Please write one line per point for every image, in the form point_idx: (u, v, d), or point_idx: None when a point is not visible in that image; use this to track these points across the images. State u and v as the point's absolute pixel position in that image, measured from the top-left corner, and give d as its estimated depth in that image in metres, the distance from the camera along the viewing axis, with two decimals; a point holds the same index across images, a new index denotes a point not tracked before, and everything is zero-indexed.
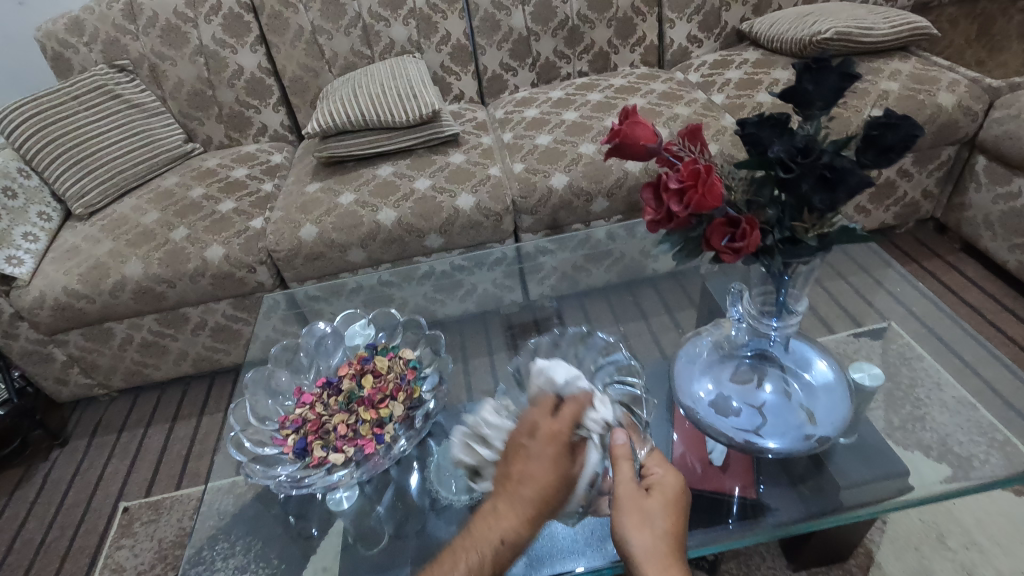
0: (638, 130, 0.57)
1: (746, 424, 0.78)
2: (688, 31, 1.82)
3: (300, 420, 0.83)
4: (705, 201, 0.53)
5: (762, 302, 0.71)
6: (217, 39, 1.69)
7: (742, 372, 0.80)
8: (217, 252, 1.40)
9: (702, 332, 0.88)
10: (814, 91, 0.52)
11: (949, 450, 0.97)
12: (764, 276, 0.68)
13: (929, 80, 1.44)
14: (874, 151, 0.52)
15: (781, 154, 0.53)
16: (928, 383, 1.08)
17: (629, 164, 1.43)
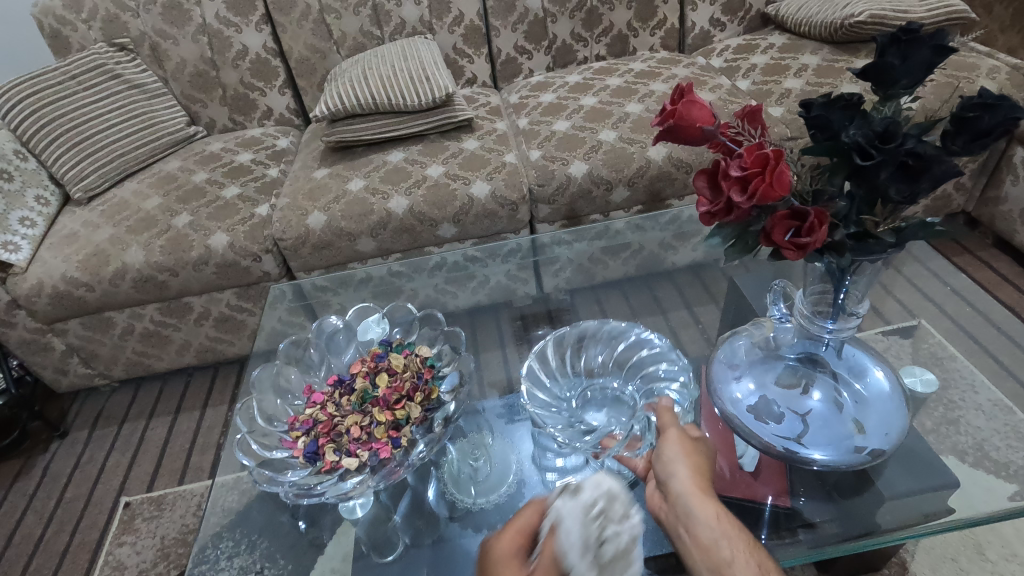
0: (695, 111, 0.52)
1: (788, 432, 0.73)
2: (711, 14, 1.75)
3: (310, 421, 0.78)
4: (773, 189, 0.47)
5: (816, 303, 0.66)
6: (221, 18, 1.63)
7: (787, 377, 0.74)
8: (221, 240, 1.34)
9: (740, 332, 0.83)
10: (900, 66, 0.47)
11: (985, 456, 0.90)
12: (822, 274, 0.63)
13: (968, 67, 1.37)
14: (966, 136, 0.46)
15: (858, 138, 0.47)
16: (960, 383, 1.04)
17: (651, 151, 1.36)
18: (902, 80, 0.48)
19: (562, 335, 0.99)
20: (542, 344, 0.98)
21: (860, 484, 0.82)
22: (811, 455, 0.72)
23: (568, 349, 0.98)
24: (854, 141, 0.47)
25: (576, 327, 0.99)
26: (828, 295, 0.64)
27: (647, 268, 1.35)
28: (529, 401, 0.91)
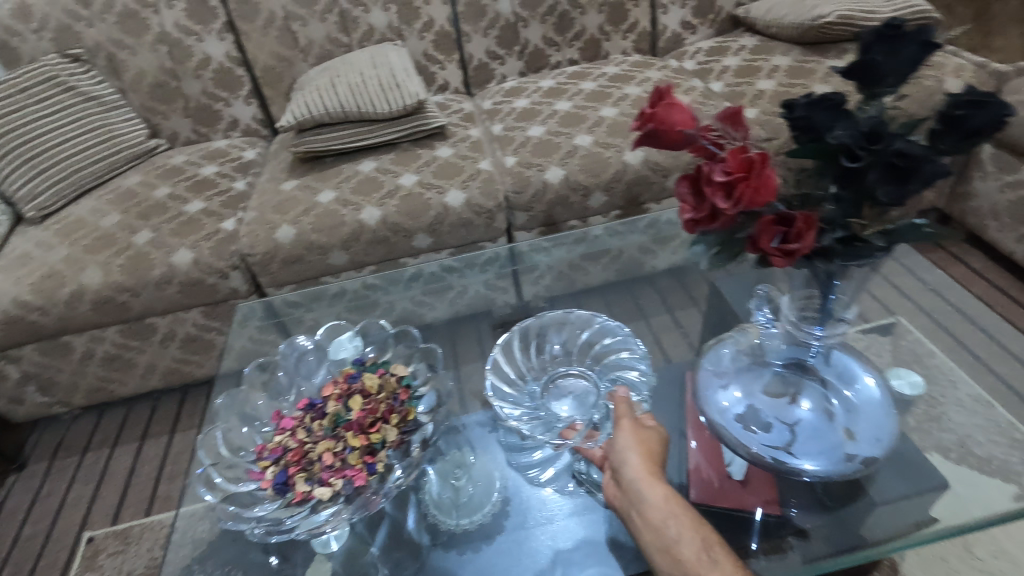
0: (677, 113, 0.50)
1: (776, 440, 0.71)
2: (682, 17, 1.75)
3: (279, 449, 0.73)
4: (762, 194, 0.45)
5: (802, 308, 0.65)
6: (181, 27, 1.57)
7: (775, 385, 0.72)
8: (185, 257, 1.28)
9: (728, 338, 0.81)
10: (886, 64, 0.45)
11: (969, 452, 0.89)
12: (808, 279, 0.60)
13: (934, 66, 1.40)
14: (956, 135, 0.44)
15: (845, 138, 0.45)
16: (941, 379, 1.02)
17: (628, 155, 1.34)
18: (888, 78, 0.46)
19: (524, 328, 0.95)
20: (507, 334, 0.94)
21: (851, 489, 0.80)
22: (801, 465, 0.70)
23: (532, 344, 0.93)
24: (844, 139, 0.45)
25: (540, 318, 0.95)
26: (814, 300, 0.62)
27: (627, 273, 1.33)
28: (493, 394, 0.86)
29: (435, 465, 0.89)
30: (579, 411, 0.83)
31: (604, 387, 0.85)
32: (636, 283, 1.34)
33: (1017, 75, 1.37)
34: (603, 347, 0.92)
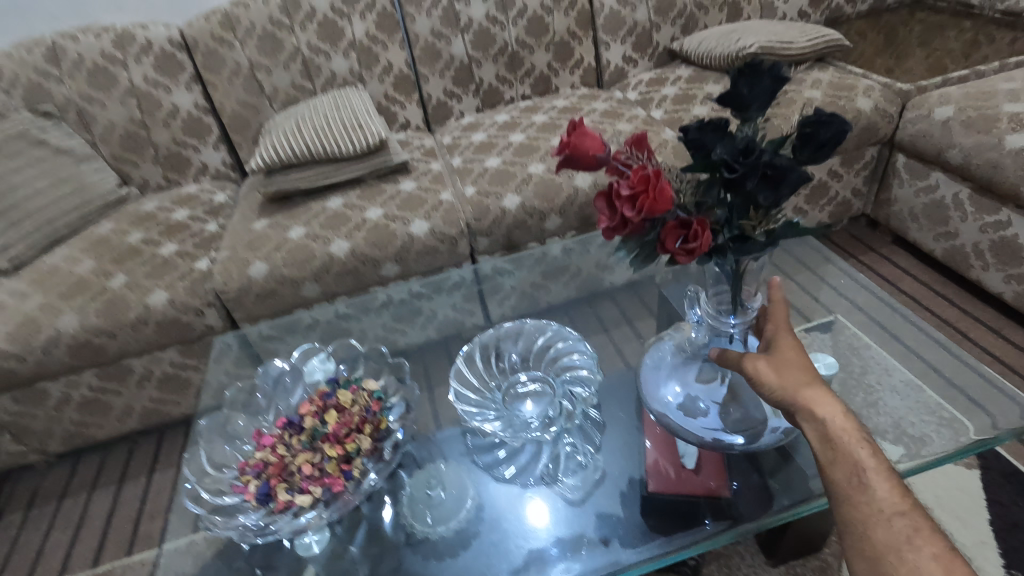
0: (589, 140, 0.59)
1: (714, 422, 0.81)
2: (623, 52, 1.90)
3: (260, 464, 0.78)
4: (659, 203, 0.54)
5: (718, 302, 0.76)
6: (150, 80, 1.66)
7: (705, 372, 0.82)
8: (160, 298, 1.33)
9: (665, 338, 0.90)
10: (749, 94, 0.56)
11: (903, 432, 1.01)
12: (718, 275, 0.73)
13: (847, 87, 1.56)
14: (810, 147, 0.55)
15: (723, 156, 0.55)
16: (876, 368, 1.15)
17: (578, 180, 1.45)
18: (753, 105, 0.56)
19: (484, 340, 1.04)
20: (468, 347, 1.03)
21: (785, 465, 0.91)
22: (736, 439, 0.81)
23: (492, 355, 1.03)
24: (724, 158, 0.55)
25: (497, 330, 1.05)
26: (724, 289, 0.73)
27: (586, 290, 1.42)
28: (457, 400, 0.96)
29: (408, 482, 0.93)
30: (538, 411, 0.94)
31: (559, 392, 0.96)
32: (597, 296, 1.40)
33: (919, 92, 1.54)
34: (556, 351, 1.02)
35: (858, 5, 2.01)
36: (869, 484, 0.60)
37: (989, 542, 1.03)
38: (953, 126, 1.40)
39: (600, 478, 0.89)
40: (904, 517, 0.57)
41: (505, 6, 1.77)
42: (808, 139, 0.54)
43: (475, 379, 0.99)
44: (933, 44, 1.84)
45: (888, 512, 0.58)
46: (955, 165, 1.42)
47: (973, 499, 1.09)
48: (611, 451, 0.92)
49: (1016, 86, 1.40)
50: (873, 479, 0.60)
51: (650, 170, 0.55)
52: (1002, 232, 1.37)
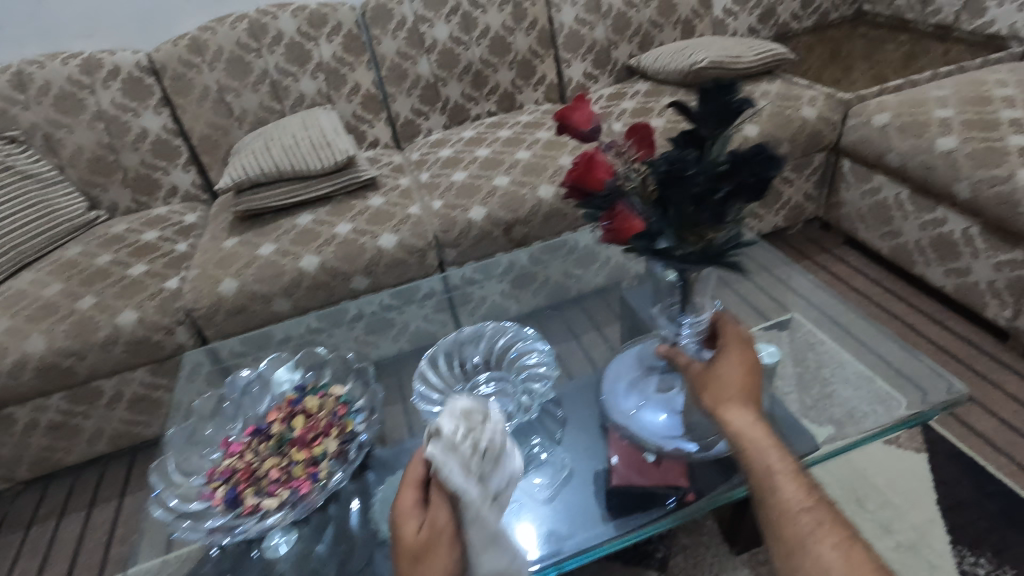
0: (576, 114, 0.74)
1: (671, 430, 0.90)
2: (584, 69, 1.97)
3: (228, 470, 0.80)
4: (584, 186, 0.67)
5: (670, 316, 0.85)
6: (118, 104, 1.67)
7: (664, 383, 0.92)
8: (130, 317, 1.34)
9: (631, 350, 1.02)
10: (709, 116, 0.60)
11: (853, 419, 1.06)
12: (671, 287, 0.81)
13: (793, 97, 1.65)
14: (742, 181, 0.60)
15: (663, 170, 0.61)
16: (831, 361, 1.21)
17: (541, 191, 1.51)
18: (710, 127, 0.61)
19: (447, 346, 1.07)
20: (433, 352, 1.06)
21: None
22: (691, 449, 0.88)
23: (453, 360, 1.06)
24: (661, 170, 0.62)
25: (456, 335, 1.08)
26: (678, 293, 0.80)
27: (552, 298, 1.42)
28: (421, 402, 0.98)
29: (383, 487, 0.90)
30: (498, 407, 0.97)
31: (518, 388, 0.99)
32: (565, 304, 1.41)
33: (858, 101, 1.64)
34: (514, 352, 1.05)
35: (804, 21, 2.15)
36: (778, 487, 0.66)
37: (937, 520, 1.08)
38: (890, 131, 1.50)
39: (568, 474, 0.92)
40: (810, 513, 0.64)
41: (468, 27, 1.83)
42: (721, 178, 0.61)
43: (438, 380, 1.02)
44: (874, 56, 1.96)
45: (795, 509, 0.64)
46: (894, 168, 1.51)
47: (922, 481, 1.15)
48: (573, 447, 0.96)
49: (944, 93, 1.51)
50: (781, 481, 0.65)
51: (595, 156, 0.66)
52: (940, 229, 1.45)
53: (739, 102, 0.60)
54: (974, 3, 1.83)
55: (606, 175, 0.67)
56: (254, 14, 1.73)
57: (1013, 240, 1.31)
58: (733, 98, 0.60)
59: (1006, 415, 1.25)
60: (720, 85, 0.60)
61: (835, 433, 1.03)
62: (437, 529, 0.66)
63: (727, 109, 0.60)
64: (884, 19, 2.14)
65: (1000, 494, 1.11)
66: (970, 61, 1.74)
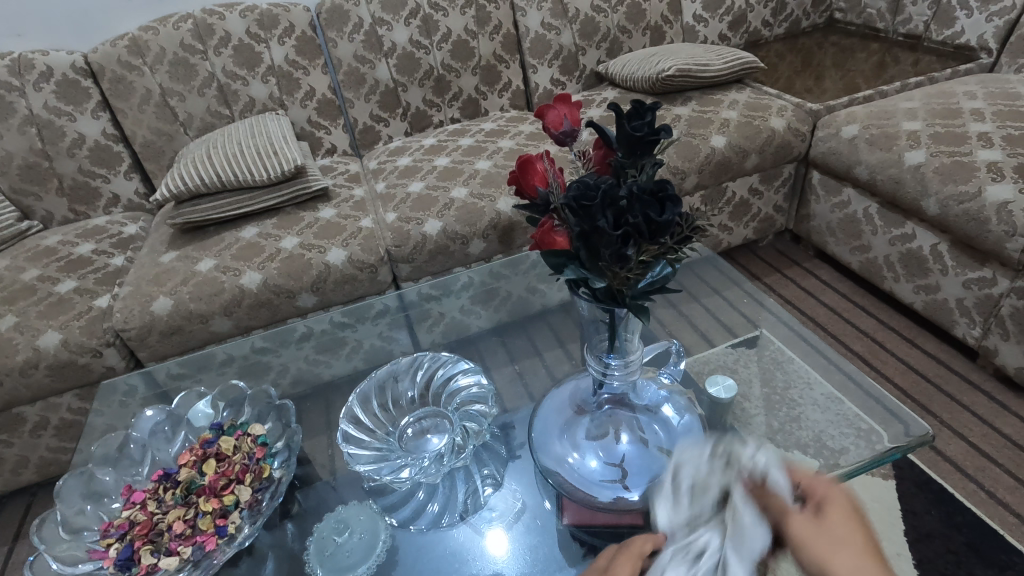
0: (550, 114, 0.63)
1: (608, 476, 0.77)
2: (551, 75, 1.89)
3: (126, 524, 0.72)
4: (521, 192, 0.63)
5: (597, 346, 0.75)
6: (51, 108, 1.57)
7: (598, 427, 0.80)
8: (52, 339, 1.24)
9: (556, 390, 0.89)
10: (622, 137, 0.54)
11: (824, 446, 0.97)
12: (598, 323, 0.72)
13: (762, 107, 1.61)
14: (651, 209, 0.51)
15: (568, 191, 0.53)
16: (799, 382, 1.11)
17: (500, 204, 1.44)
18: (622, 149, 0.55)
19: (380, 377, 0.97)
20: (362, 386, 0.96)
21: None
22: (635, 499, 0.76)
23: (385, 394, 0.96)
24: (567, 197, 0.54)
25: (391, 364, 0.98)
26: (604, 327, 0.71)
27: (516, 314, 1.31)
28: (345, 441, 0.88)
29: (312, 534, 0.81)
30: (430, 451, 0.87)
31: (456, 425, 0.90)
32: (528, 320, 1.30)
33: (827, 112, 1.61)
34: (452, 389, 0.96)
35: (775, 28, 2.11)
36: None
37: (904, 553, 1.03)
38: (858, 144, 1.46)
39: (519, 509, 0.82)
40: None
41: (428, 30, 1.75)
42: (622, 215, 0.52)
43: (365, 418, 0.92)
44: (845, 65, 1.92)
45: None
46: (863, 181, 1.47)
47: (889, 510, 1.10)
48: (525, 476, 0.86)
49: (913, 105, 1.48)
50: None
51: (532, 163, 0.61)
52: (909, 245, 1.42)
53: (655, 127, 0.54)
54: (943, 13, 1.80)
55: (543, 184, 0.61)
56: (199, 14, 1.63)
57: (981, 258, 1.27)
58: (641, 125, 0.53)
59: (976, 438, 1.21)
60: (631, 111, 0.54)
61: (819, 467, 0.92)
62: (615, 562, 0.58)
63: (634, 139, 0.54)
64: (855, 28, 2.11)
65: (968, 525, 1.07)
66: (940, 71, 1.71)
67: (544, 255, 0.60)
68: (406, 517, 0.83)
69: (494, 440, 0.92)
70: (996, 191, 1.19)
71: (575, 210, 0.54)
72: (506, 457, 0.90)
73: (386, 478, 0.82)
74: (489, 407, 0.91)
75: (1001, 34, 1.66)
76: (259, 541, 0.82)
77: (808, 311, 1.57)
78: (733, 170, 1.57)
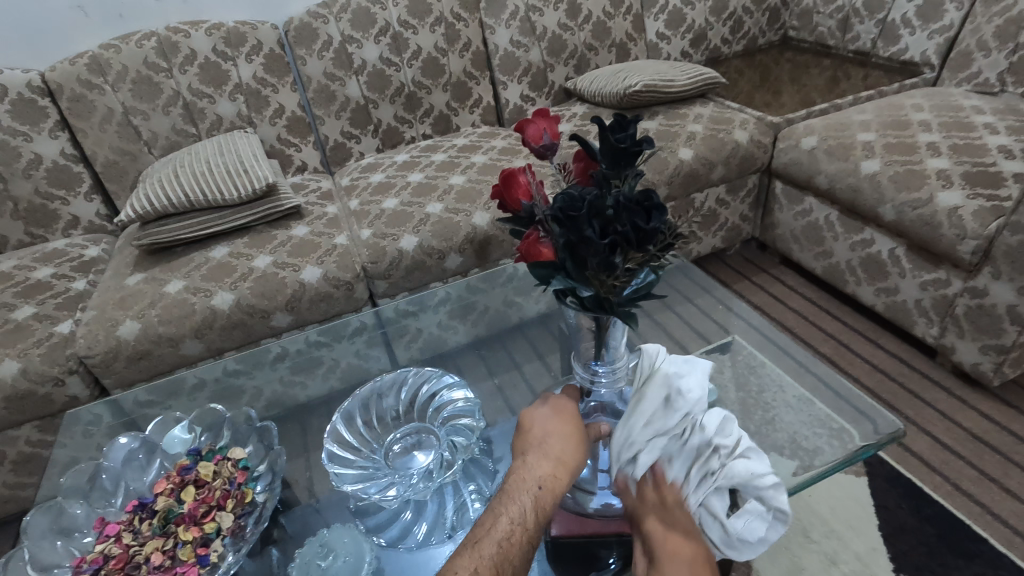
0: (530, 128, 0.65)
1: (595, 482, 0.78)
2: (520, 91, 1.92)
3: (100, 559, 0.68)
4: (505, 205, 0.63)
5: (584, 355, 0.77)
6: (6, 128, 1.51)
7: None
8: (10, 368, 1.18)
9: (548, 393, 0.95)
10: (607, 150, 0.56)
11: (799, 446, 0.99)
12: (587, 333, 0.73)
13: (726, 121, 1.67)
14: (640, 217, 0.53)
15: (557, 200, 0.54)
16: (772, 386, 1.14)
17: (475, 218, 1.44)
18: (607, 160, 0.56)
19: (365, 396, 0.96)
20: (347, 404, 0.94)
21: None
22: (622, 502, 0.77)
23: (371, 412, 0.94)
24: (553, 208, 0.55)
25: (374, 382, 0.97)
26: (590, 335, 0.73)
27: (494, 327, 1.31)
28: (330, 461, 0.86)
29: (292, 563, 0.78)
30: (417, 468, 0.86)
31: (443, 439, 0.89)
32: (506, 334, 1.30)
33: (787, 125, 1.68)
34: (438, 404, 0.96)
35: (734, 45, 2.20)
36: None
37: (880, 548, 1.07)
38: (818, 154, 1.53)
39: None
40: None
41: (398, 48, 1.76)
42: (609, 224, 0.53)
43: (350, 436, 0.90)
44: (801, 80, 2.01)
45: None
46: (823, 190, 1.53)
47: (862, 506, 1.14)
48: None
49: (866, 117, 1.56)
50: None
51: (516, 176, 0.62)
52: (868, 250, 1.48)
53: (638, 138, 0.55)
54: (889, 31, 1.91)
55: (527, 197, 0.62)
56: (163, 31, 1.60)
57: (936, 261, 1.34)
58: (624, 137, 0.55)
59: (939, 433, 1.26)
60: (614, 124, 0.56)
61: (797, 469, 0.93)
62: (547, 426, 0.69)
63: (618, 150, 0.56)
64: (808, 45, 2.21)
65: (937, 517, 1.11)
66: (888, 86, 1.81)
67: (530, 266, 0.61)
68: (393, 537, 0.81)
69: (484, 455, 0.91)
70: (946, 197, 1.26)
71: (561, 221, 0.55)
72: (494, 470, 0.88)
73: (374, 497, 0.80)
74: (476, 420, 0.91)
75: (943, 50, 1.76)
76: (243, 567, 0.80)
77: (777, 316, 1.62)
78: (700, 182, 1.62)
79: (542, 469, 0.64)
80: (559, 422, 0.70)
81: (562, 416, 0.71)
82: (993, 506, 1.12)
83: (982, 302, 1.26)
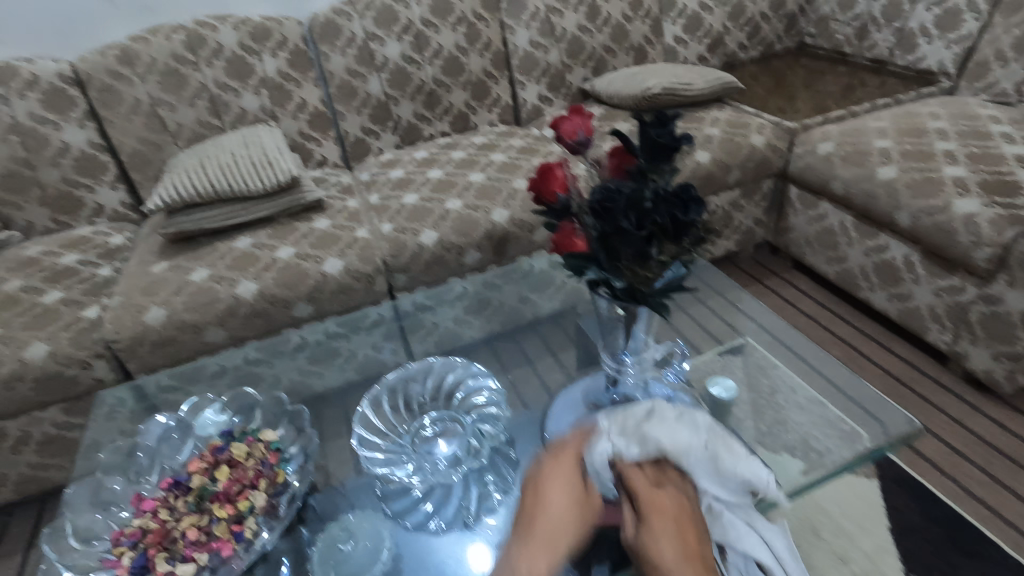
0: (565, 125, 0.67)
1: None
2: (538, 91, 1.94)
3: (137, 532, 0.71)
4: (539, 197, 0.64)
5: (613, 345, 0.79)
6: (36, 116, 1.54)
7: None
8: (39, 350, 1.21)
9: (569, 387, 0.97)
10: (647, 145, 0.59)
11: (811, 447, 1.01)
12: (616, 325, 0.76)
13: (742, 125, 1.68)
14: (678, 208, 0.56)
15: (597, 190, 0.56)
16: (782, 387, 1.16)
17: (494, 215, 1.46)
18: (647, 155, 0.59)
19: (391, 384, 0.99)
20: (376, 389, 0.97)
21: None
22: None
23: (399, 399, 0.97)
24: (590, 199, 0.57)
25: (404, 371, 1.00)
26: (620, 327, 0.75)
27: (510, 323, 1.32)
28: (361, 446, 0.90)
29: (315, 545, 0.81)
30: (443, 454, 0.88)
31: (470, 427, 0.92)
32: (522, 330, 1.31)
33: (803, 130, 1.69)
34: (465, 392, 0.98)
35: (750, 51, 2.21)
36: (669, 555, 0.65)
37: (891, 549, 1.08)
38: (833, 160, 1.54)
39: None
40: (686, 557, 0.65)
41: (420, 46, 1.78)
42: (645, 215, 0.55)
43: (379, 421, 0.94)
44: (816, 87, 2.02)
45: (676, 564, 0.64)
46: (838, 196, 1.55)
47: (872, 506, 1.15)
48: None
49: (883, 124, 1.58)
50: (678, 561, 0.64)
51: (552, 169, 0.62)
52: (883, 255, 1.49)
53: (676, 135, 0.58)
54: (905, 40, 1.92)
55: (562, 189, 0.63)
56: (191, 25, 1.63)
57: (950, 267, 1.35)
58: (664, 134, 0.58)
59: (950, 438, 1.27)
60: (654, 121, 0.59)
61: (809, 468, 0.95)
62: (547, 495, 0.69)
63: (656, 145, 0.58)
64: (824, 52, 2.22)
65: (947, 520, 1.12)
66: (904, 94, 1.82)
67: (564, 256, 0.63)
68: (418, 519, 0.83)
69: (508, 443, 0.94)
70: (963, 204, 1.27)
71: (599, 212, 0.56)
72: (516, 459, 0.90)
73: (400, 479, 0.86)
74: (502, 411, 0.94)
75: (959, 59, 1.78)
76: (274, 547, 0.82)
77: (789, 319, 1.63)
78: (716, 184, 1.63)
79: (531, 555, 0.64)
80: (562, 492, 0.69)
81: (567, 481, 0.71)
82: (1003, 511, 1.13)
83: (996, 309, 1.28)
